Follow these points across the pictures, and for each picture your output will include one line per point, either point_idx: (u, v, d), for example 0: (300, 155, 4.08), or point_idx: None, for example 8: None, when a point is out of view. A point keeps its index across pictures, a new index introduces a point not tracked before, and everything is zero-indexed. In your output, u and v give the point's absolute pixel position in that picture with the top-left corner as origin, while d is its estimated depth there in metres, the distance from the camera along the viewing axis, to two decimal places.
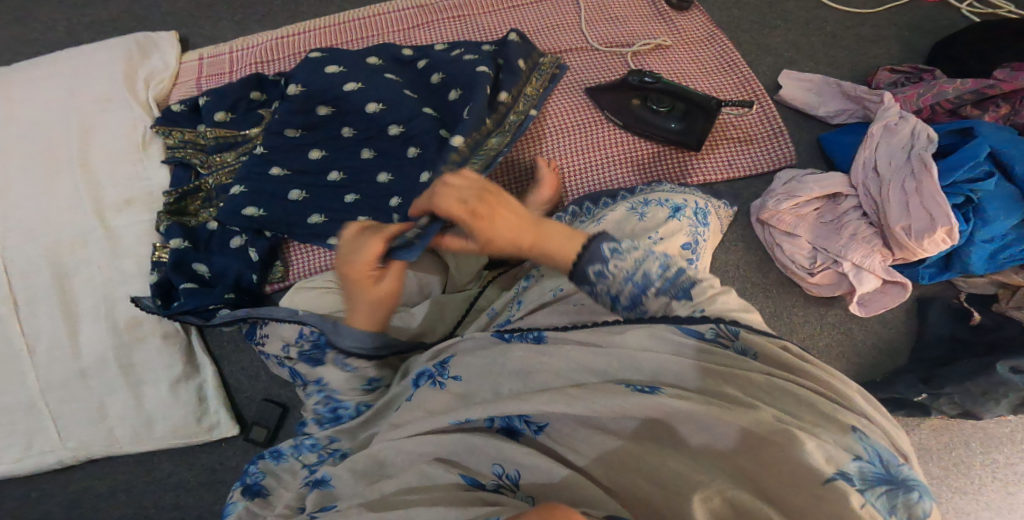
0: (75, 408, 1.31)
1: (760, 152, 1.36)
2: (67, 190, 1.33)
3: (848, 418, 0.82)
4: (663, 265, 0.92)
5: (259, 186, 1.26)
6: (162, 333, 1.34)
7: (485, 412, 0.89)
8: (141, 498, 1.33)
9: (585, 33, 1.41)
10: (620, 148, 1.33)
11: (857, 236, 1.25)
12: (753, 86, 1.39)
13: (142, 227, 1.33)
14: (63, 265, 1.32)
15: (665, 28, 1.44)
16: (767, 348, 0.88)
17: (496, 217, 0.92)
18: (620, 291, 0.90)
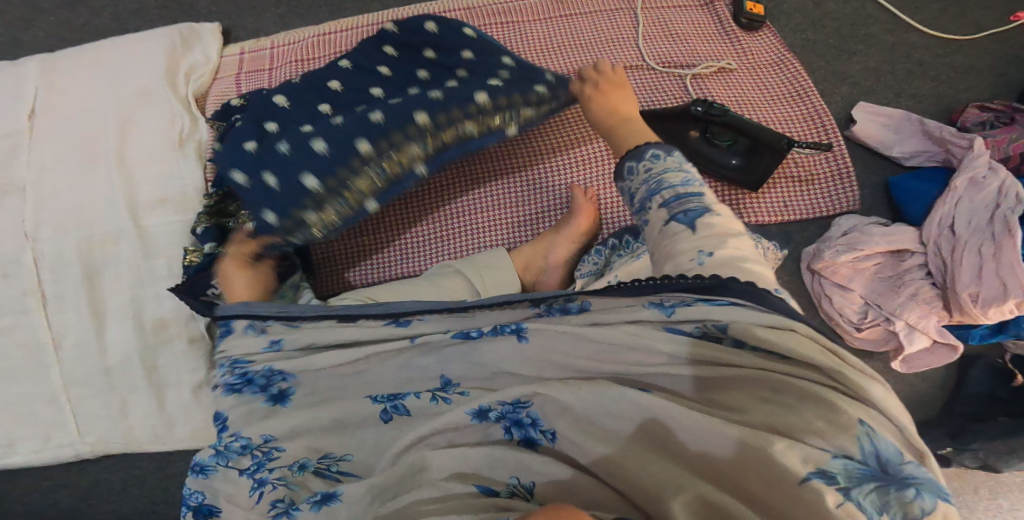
0: (96, 405, 1.29)
1: (821, 195, 1.17)
2: (102, 186, 1.29)
3: (856, 409, 0.77)
4: (682, 183, 0.93)
5: (261, 154, 1.07)
6: (188, 337, 1.31)
7: (497, 401, 0.89)
8: (154, 493, 1.35)
9: (642, 50, 1.20)
10: None
11: (917, 296, 1.11)
12: (826, 121, 1.17)
13: (175, 229, 1.30)
14: (94, 262, 1.28)
15: (729, 49, 1.21)
16: (777, 328, 0.82)
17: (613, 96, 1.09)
18: (637, 191, 0.95)
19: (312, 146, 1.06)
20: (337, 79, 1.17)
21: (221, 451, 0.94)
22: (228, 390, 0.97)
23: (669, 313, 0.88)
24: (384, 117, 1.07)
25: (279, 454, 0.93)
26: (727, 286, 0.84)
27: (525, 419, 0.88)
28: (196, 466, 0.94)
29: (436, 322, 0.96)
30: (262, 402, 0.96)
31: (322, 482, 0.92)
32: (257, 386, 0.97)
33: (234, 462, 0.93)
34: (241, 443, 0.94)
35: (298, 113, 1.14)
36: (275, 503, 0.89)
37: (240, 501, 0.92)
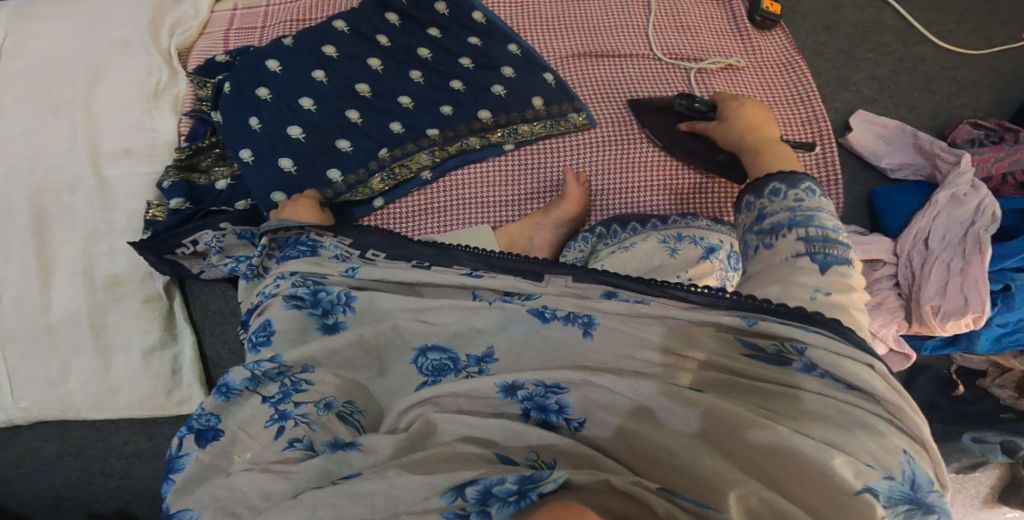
0: (33, 367, 1.20)
1: None
2: (62, 133, 1.22)
3: (902, 440, 0.79)
4: (832, 228, 0.91)
5: (251, 106, 1.09)
6: (143, 296, 1.23)
7: (536, 378, 0.86)
8: (89, 464, 1.26)
9: (648, 40, 1.20)
10: (659, 172, 1.14)
11: (882, 306, 1.11)
12: (822, 126, 1.15)
13: (139, 181, 1.23)
14: (45, 209, 1.20)
15: (739, 48, 1.20)
16: (850, 361, 0.83)
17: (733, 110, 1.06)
18: (775, 213, 0.94)
19: (293, 123, 1.10)
20: (332, 44, 1.13)
21: (254, 375, 0.89)
22: (293, 304, 0.95)
23: (749, 324, 0.87)
24: (390, 99, 1.12)
25: (307, 388, 0.88)
26: (811, 318, 0.85)
27: (553, 404, 0.85)
28: (220, 388, 0.89)
29: (510, 282, 0.95)
30: (315, 331, 0.94)
31: (344, 428, 0.87)
32: (316, 313, 0.95)
33: (259, 388, 0.88)
34: (278, 367, 0.89)
35: (294, 79, 1.11)
36: (292, 443, 0.84)
37: (256, 434, 0.85)
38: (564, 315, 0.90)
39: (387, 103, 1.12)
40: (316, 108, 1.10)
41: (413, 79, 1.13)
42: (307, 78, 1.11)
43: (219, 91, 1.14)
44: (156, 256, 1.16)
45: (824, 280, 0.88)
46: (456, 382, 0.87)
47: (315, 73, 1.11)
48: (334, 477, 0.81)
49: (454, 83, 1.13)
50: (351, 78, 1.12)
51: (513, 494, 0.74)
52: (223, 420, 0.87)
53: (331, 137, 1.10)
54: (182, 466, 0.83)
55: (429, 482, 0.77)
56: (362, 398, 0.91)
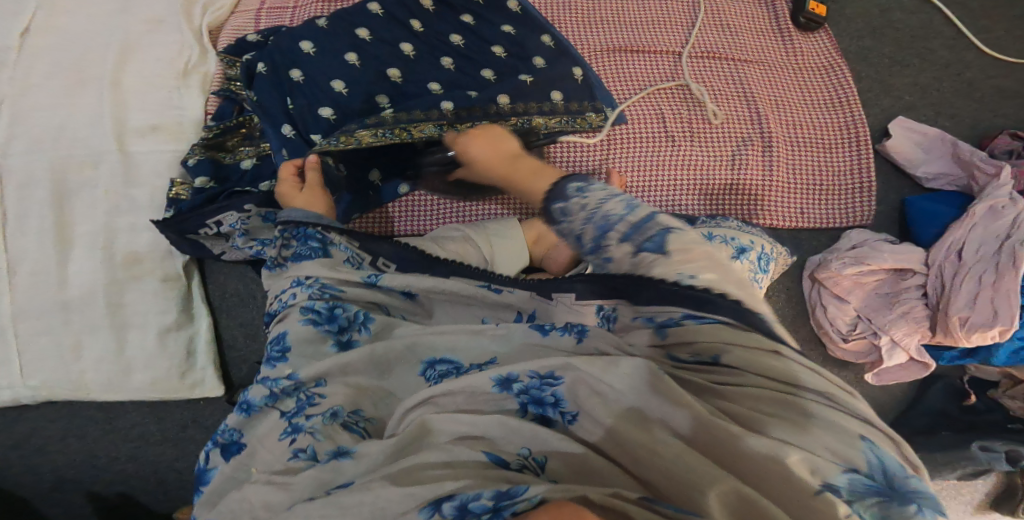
0: (45, 343, 1.18)
1: (835, 203, 1.15)
2: (88, 107, 1.21)
3: (855, 425, 0.77)
4: (630, 212, 0.89)
5: (281, 92, 1.10)
6: (161, 275, 1.21)
7: (528, 370, 0.87)
8: (96, 445, 1.24)
9: (686, 38, 1.20)
10: (692, 170, 1.13)
11: (909, 314, 1.08)
12: (857, 131, 1.17)
13: (164, 158, 1.21)
14: (66, 183, 1.19)
15: (780, 48, 1.21)
16: (764, 353, 0.82)
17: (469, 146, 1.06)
18: (583, 233, 0.90)
19: (323, 106, 1.09)
20: (367, 28, 1.12)
21: (272, 392, 0.92)
22: (309, 318, 0.95)
23: (663, 336, 0.87)
24: (421, 84, 1.11)
25: (320, 402, 0.90)
26: (708, 303, 0.84)
27: (548, 398, 0.85)
28: (242, 404, 0.92)
29: (526, 299, 0.95)
30: (331, 345, 0.94)
31: (348, 436, 0.88)
32: (334, 325, 0.95)
33: (277, 403, 0.91)
34: (293, 383, 0.91)
35: (327, 61, 1.10)
36: (297, 453, 0.86)
37: (270, 445, 0.88)
38: (561, 325, 0.90)
39: (415, 88, 1.11)
40: (346, 91, 1.10)
41: (445, 66, 1.12)
42: (340, 61, 1.10)
43: (248, 72, 1.13)
44: (178, 234, 1.15)
45: (667, 266, 0.85)
46: (454, 381, 0.88)
47: (348, 55, 1.11)
48: (327, 487, 0.83)
49: (484, 71, 1.12)
50: (383, 61, 1.11)
51: (488, 510, 0.74)
52: (247, 435, 0.91)
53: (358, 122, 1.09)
54: (209, 480, 0.89)
55: (411, 493, 0.77)
56: (371, 405, 0.92)
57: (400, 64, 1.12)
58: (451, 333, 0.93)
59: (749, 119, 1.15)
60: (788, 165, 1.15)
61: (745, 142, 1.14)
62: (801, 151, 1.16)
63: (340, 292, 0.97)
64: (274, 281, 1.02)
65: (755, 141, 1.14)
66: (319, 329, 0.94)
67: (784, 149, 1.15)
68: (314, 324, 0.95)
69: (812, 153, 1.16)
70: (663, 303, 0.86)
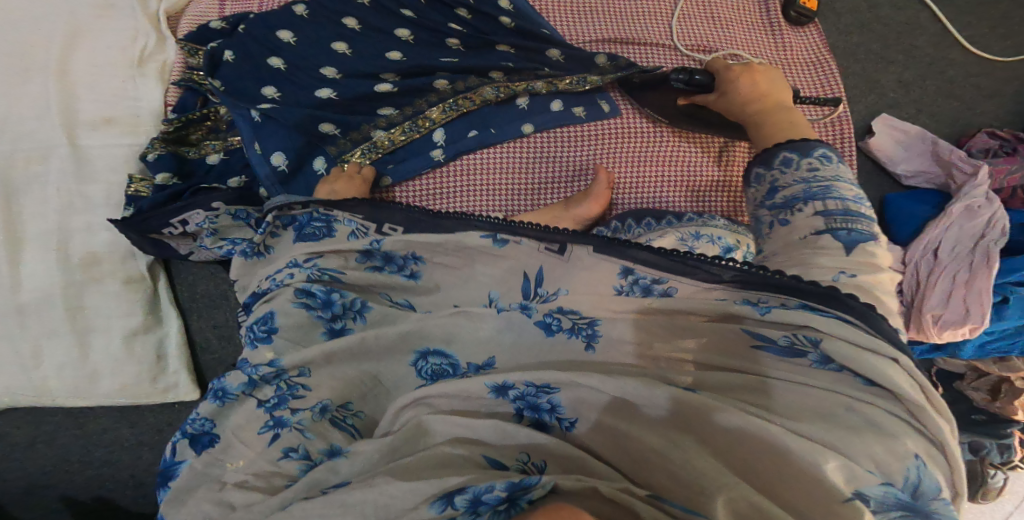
0: (3, 350, 1.11)
1: None
2: (33, 97, 1.12)
3: (914, 442, 0.75)
4: (851, 201, 0.88)
5: (265, 77, 1.04)
6: (124, 277, 1.15)
7: (524, 378, 0.83)
8: (63, 451, 1.19)
9: (674, 28, 1.17)
10: (680, 167, 1.12)
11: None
12: (845, 129, 1.17)
13: (120, 153, 1.14)
14: (13, 180, 1.11)
15: (770, 41, 1.20)
16: (873, 356, 0.78)
17: (734, 79, 1.02)
18: (787, 187, 0.91)
19: (320, 87, 1.04)
20: (354, 16, 1.04)
21: (251, 379, 0.87)
22: (304, 302, 0.91)
23: (763, 312, 0.82)
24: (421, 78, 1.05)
25: (304, 393, 0.86)
26: (837, 299, 0.80)
27: (544, 404, 0.83)
28: (217, 391, 0.87)
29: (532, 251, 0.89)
30: (320, 332, 0.91)
31: (339, 434, 0.85)
32: (326, 313, 0.91)
33: (255, 391, 0.86)
34: (274, 370, 0.87)
35: (311, 49, 1.04)
36: (288, 452, 0.82)
37: (249, 440, 0.84)
38: (569, 327, 0.86)
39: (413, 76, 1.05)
40: (339, 77, 1.04)
41: (450, 47, 1.06)
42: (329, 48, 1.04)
43: (212, 60, 1.04)
44: (139, 233, 1.09)
45: (840, 258, 0.84)
46: (447, 383, 0.85)
47: (336, 43, 1.04)
48: (322, 487, 0.80)
49: (500, 47, 1.07)
50: (373, 52, 1.04)
51: (502, 501, 0.72)
52: (219, 426, 0.86)
53: (359, 110, 1.05)
54: (179, 474, 0.83)
55: (416, 487, 0.75)
56: (360, 399, 0.88)
57: (395, 48, 1.05)
58: (435, 326, 0.89)
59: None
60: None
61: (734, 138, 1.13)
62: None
63: (339, 275, 0.93)
64: (253, 268, 0.99)
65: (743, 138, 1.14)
66: (311, 314, 0.91)
67: None
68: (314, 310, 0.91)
69: None
70: (777, 290, 0.83)
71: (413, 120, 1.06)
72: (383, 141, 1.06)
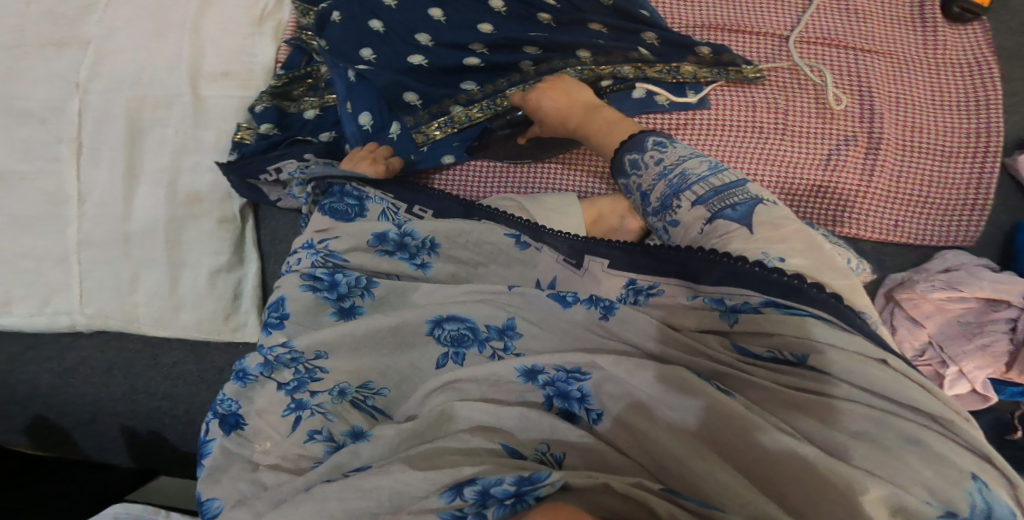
0: (104, 274, 1.21)
1: (938, 218, 1.09)
2: (170, 50, 1.22)
3: (970, 462, 0.70)
4: (713, 174, 0.87)
5: (363, 37, 1.08)
6: (219, 216, 1.22)
7: (554, 363, 0.84)
8: (134, 381, 1.28)
9: (806, 17, 1.11)
10: (782, 165, 1.08)
11: (988, 348, 1.01)
12: (985, 141, 1.08)
13: (232, 103, 1.22)
14: (140, 121, 1.21)
15: (916, 39, 1.12)
16: (867, 361, 0.75)
17: (542, 101, 1.04)
18: (653, 188, 0.90)
19: (413, 53, 1.07)
20: None
21: (268, 360, 0.90)
22: (309, 284, 0.95)
23: (730, 322, 0.82)
24: (517, 49, 1.06)
25: (321, 376, 0.88)
26: (802, 292, 0.78)
27: (574, 392, 0.83)
28: (239, 373, 0.91)
29: (551, 263, 0.94)
30: (329, 314, 0.94)
31: (359, 415, 0.87)
32: (332, 294, 0.95)
33: (273, 374, 0.89)
34: (290, 352, 0.90)
35: (410, 14, 1.07)
36: (312, 434, 0.85)
37: (272, 421, 0.87)
38: (586, 297, 0.88)
39: (506, 48, 1.07)
40: (431, 44, 1.07)
41: (540, 22, 1.07)
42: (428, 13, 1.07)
43: (322, 20, 1.10)
44: (240, 182, 1.14)
45: (750, 243, 0.82)
46: (477, 367, 0.86)
47: (432, 9, 1.07)
48: (344, 470, 0.82)
49: (591, 25, 1.07)
50: (471, 17, 1.07)
51: (510, 496, 0.74)
52: (243, 406, 0.89)
53: (454, 78, 1.08)
54: (209, 453, 0.86)
55: (429, 476, 0.77)
56: (380, 375, 0.90)
57: (490, 19, 1.07)
58: (466, 300, 0.91)
59: (859, 115, 1.08)
60: (890, 170, 1.08)
61: (847, 141, 1.08)
62: (909, 157, 1.09)
63: (345, 261, 0.97)
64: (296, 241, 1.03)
65: (859, 142, 1.08)
66: (318, 296, 0.94)
67: (891, 153, 1.08)
68: (317, 292, 0.95)
69: (922, 161, 1.08)
70: (738, 284, 0.81)
71: (493, 98, 1.08)
72: (461, 116, 1.09)
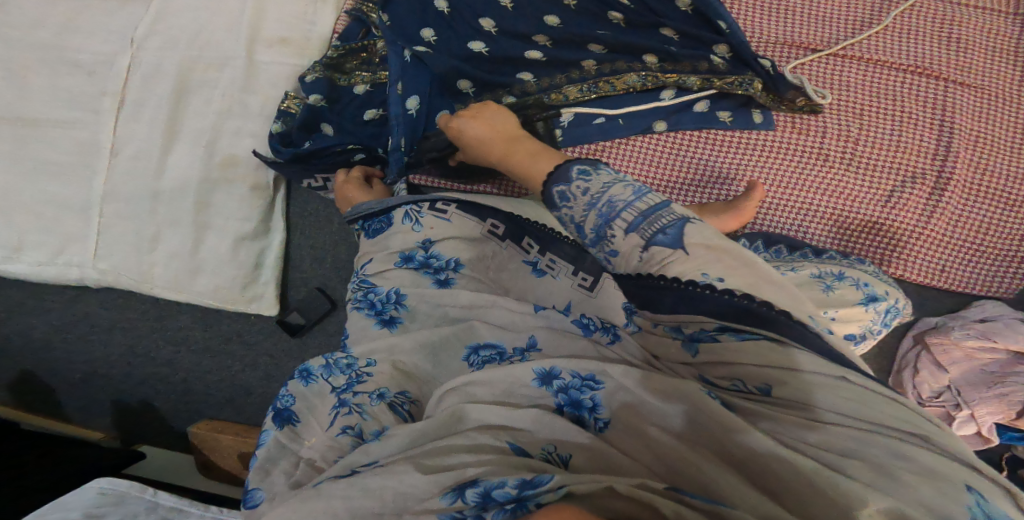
0: (125, 230, 1.19)
1: (987, 268, 1.11)
2: (232, 9, 1.20)
3: (964, 474, 0.68)
4: (638, 199, 0.83)
5: (427, 15, 1.09)
6: (252, 183, 1.20)
7: (570, 369, 0.81)
8: (136, 343, 1.24)
9: (897, 45, 1.11)
10: (843, 196, 1.10)
11: (1003, 397, 1.05)
12: None
13: (284, 71, 1.20)
14: (190, 80, 1.20)
15: (1011, 76, 1.11)
16: (829, 381, 0.72)
17: (466, 128, 1.02)
18: (583, 220, 0.85)
19: (474, 38, 1.08)
20: None
21: (327, 363, 0.90)
22: (354, 306, 0.98)
23: (693, 353, 0.79)
24: (582, 48, 1.07)
25: (367, 380, 0.88)
26: (752, 313, 0.75)
27: (586, 401, 0.79)
28: (302, 372, 0.89)
29: (564, 286, 0.95)
30: (373, 325, 0.95)
31: (392, 417, 0.84)
32: (375, 309, 0.96)
33: (331, 378, 0.89)
34: (348, 359, 0.90)
35: None
36: (345, 428, 0.83)
37: (319, 416, 0.86)
38: (598, 325, 0.86)
39: (570, 45, 1.07)
40: (494, 31, 1.07)
41: (611, 20, 1.06)
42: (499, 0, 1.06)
43: None
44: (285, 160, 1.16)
45: (689, 264, 0.78)
46: (491, 371, 0.83)
47: None
48: (354, 466, 0.78)
49: (665, 29, 1.05)
50: (539, 8, 1.06)
51: (511, 500, 0.69)
52: (298, 403, 0.87)
53: (513, 68, 1.09)
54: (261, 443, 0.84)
55: (434, 479, 0.73)
56: (417, 388, 0.88)
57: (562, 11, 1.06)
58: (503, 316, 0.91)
59: (931, 153, 1.09)
60: (951, 213, 1.09)
61: (913, 179, 1.09)
62: (972, 201, 1.09)
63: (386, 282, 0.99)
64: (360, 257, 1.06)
65: (924, 182, 1.09)
66: (359, 313, 0.96)
67: (958, 195, 1.09)
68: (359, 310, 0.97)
69: (989, 206, 1.09)
70: (691, 311, 0.78)
71: (548, 92, 1.09)
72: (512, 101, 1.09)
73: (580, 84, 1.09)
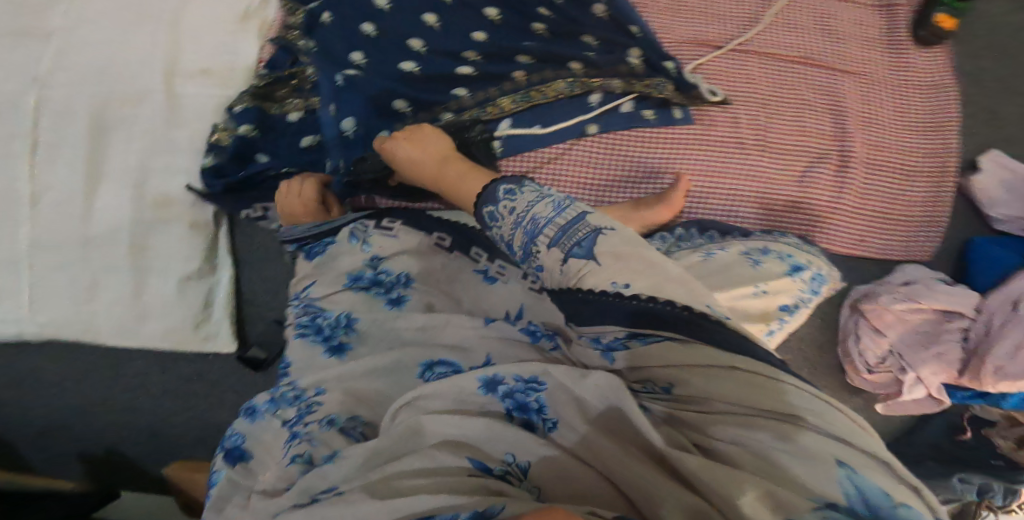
0: (61, 282, 1.13)
1: (899, 232, 1.20)
2: (145, 44, 1.17)
3: (843, 451, 0.67)
4: (558, 213, 0.82)
5: (351, 40, 1.08)
6: (190, 220, 1.18)
7: (512, 373, 0.82)
8: (88, 393, 1.21)
9: (785, 40, 1.21)
10: (766, 180, 1.15)
11: (942, 356, 1.11)
12: (943, 160, 1.22)
13: (210, 103, 1.18)
14: (108, 118, 1.15)
15: (884, 62, 1.24)
16: (736, 377, 0.73)
17: (396, 151, 1.04)
18: (513, 239, 0.85)
19: (404, 58, 1.09)
20: None
21: (274, 397, 0.92)
22: (299, 332, 0.97)
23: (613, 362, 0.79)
24: (512, 58, 1.11)
25: (318, 408, 0.87)
26: (651, 313, 0.75)
27: (533, 403, 0.80)
28: (248, 410, 0.92)
29: (510, 295, 0.97)
30: (322, 354, 0.94)
31: (344, 441, 0.84)
32: (323, 335, 0.96)
33: (279, 411, 0.91)
34: (295, 389, 0.91)
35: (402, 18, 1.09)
36: (295, 457, 0.82)
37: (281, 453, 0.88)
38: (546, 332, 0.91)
39: (501, 57, 1.10)
40: (424, 50, 1.09)
41: (534, 31, 1.11)
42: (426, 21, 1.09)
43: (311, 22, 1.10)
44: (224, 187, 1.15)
45: (601, 276, 0.77)
46: (434, 383, 0.83)
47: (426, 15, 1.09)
48: (313, 492, 0.78)
49: (585, 38, 1.11)
50: (464, 27, 1.10)
51: None
52: (249, 441, 0.90)
53: (448, 85, 1.09)
54: (213, 483, 0.86)
55: (389, 504, 0.71)
56: (369, 409, 0.88)
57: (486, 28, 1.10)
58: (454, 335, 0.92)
59: (833, 134, 1.18)
60: (859, 187, 1.18)
61: (823, 158, 1.17)
62: (874, 173, 1.19)
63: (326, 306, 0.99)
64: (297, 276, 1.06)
65: (833, 160, 1.17)
66: (306, 339, 0.96)
67: (862, 169, 1.18)
68: (305, 337, 0.96)
69: (888, 177, 1.20)
70: (605, 321, 0.77)
71: (483, 106, 1.09)
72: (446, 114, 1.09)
73: (512, 96, 1.10)
